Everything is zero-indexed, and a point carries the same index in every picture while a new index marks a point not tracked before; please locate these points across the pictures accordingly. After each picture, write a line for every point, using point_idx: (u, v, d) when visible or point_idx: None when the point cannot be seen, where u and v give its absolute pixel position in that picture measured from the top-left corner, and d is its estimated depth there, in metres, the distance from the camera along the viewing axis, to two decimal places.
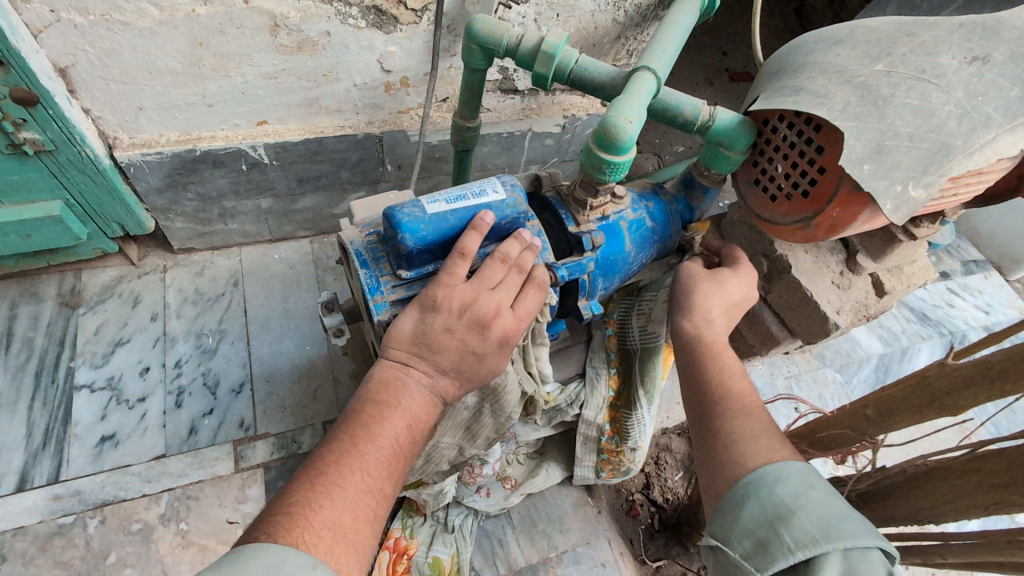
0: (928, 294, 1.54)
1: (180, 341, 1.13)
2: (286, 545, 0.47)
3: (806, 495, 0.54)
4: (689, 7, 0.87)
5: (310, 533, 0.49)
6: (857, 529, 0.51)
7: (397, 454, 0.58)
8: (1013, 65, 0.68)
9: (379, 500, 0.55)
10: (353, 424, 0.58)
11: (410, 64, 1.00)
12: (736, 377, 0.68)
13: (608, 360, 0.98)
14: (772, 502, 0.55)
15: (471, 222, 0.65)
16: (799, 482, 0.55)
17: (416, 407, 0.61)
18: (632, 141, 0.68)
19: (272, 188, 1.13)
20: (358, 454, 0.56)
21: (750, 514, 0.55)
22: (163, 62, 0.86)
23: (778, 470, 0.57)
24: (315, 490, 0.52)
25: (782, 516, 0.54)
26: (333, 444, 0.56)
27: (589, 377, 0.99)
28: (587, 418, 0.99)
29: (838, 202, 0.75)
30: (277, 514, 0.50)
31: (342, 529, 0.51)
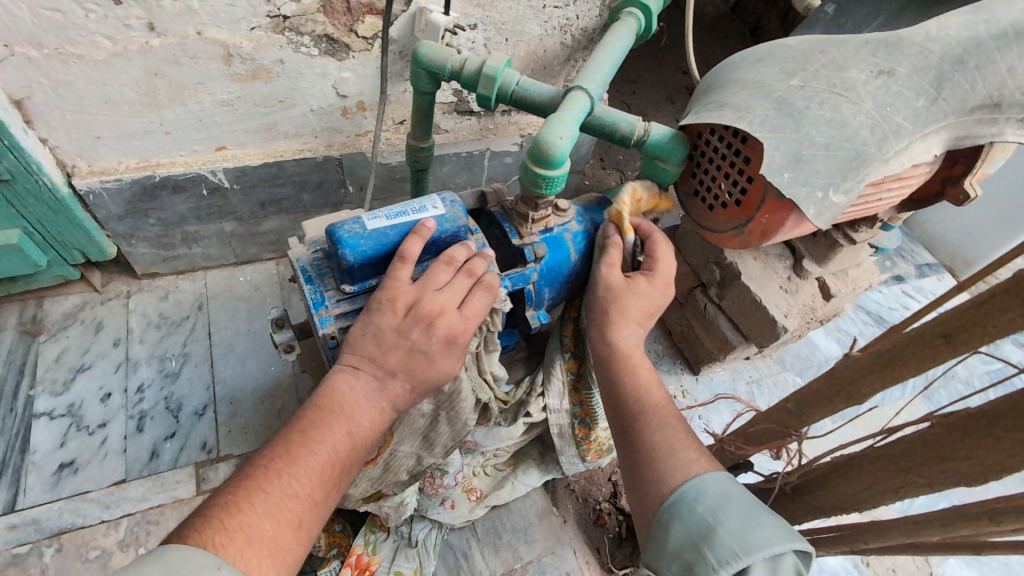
0: (884, 297, 1.59)
1: (143, 365, 1.14)
2: (194, 546, 0.48)
3: (723, 510, 0.59)
4: (624, 30, 0.92)
5: (222, 535, 0.50)
6: (772, 535, 0.57)
7: (331, 464, 0.59)
8: (916, 78, 0.73)
9: (305, 504, 0.56)
10: (287, 432, 0.60)
11: (365, 89, 1.04)
12: (651, 389, 0.73)
13: (566, 345, 0.94)
14: (695, 522, 0.59)
15: (414, 229, 0.68)
16: (716, 494, 0.61)
17: (360, 413, 0.62)
18: (564, 156, 0.71)
19: (234, 212, 1.15)
20: (289, 461, 0.57)
21: (677, 537, 0.60)
22: (119, 93, 0.89)
23: (698, 485, 0.62)
24: (237, 493, 0.54)
25: (704, 534, 0.58)
26: (270, 448, 0.58)
27: (546, 366, 0.97)
28: (553, 407, 0.99)
29: (766, 210, 0.79)
30: (201, 512, 0.52)
31: (260, 532, 0.52)
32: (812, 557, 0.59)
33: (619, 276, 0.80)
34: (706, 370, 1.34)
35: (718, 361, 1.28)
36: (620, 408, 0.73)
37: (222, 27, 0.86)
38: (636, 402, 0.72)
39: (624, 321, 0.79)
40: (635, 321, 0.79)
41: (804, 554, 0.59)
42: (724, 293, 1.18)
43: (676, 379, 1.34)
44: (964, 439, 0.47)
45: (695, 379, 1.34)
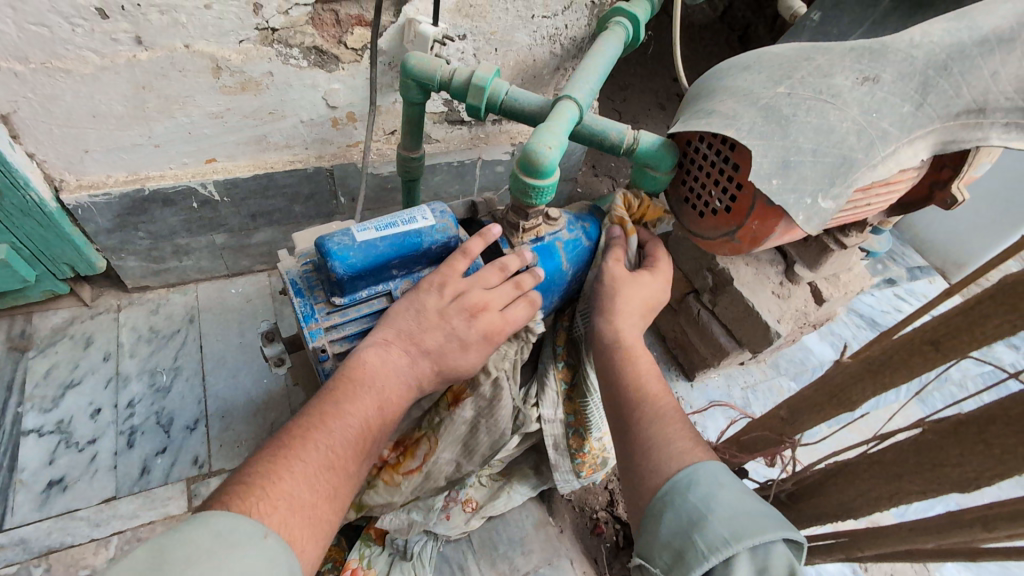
0: (876, 300, 1.60)
1: (133, 380, 1.13)
2: (241, 513, 0.48)
3: (715, 497, 0.59)
4: (613, 39, 0.93)
5: (266, 502, 0.50)
6: (763, 525, 0.55)
7: (363, 435, 0.60)
8: (901, 84, 0.74)
9: (342, 476, 0.57)
10: (321, 401, 0.59)
11: (355, 100, 1.04)
12: (649, 376, 0.74)
13: (558, 353, 0.98)
14: (687, 509, 0.59)
15: (480, 230, 0.72)
16: (708, 482, 0.60)
17: (390, 389, 0.63)
18: (554, 166, 0.71)
19: (225, 224, 1.15)
20: (324, 432, 0.57)
21: (669, 524, 0.60)
22: (107, 107, 0.88)
23: (690, 474, 0.61)
24: (276, 462, 0.54)
25: (694, 522, 0.58)
26: (302, 418, 0.58)
27: (541, 374, 1.00)
28: (547, 418, 0.99)
29: (756, 216, 0.79)
30: (236, 482, 0.52)
31: (301, 502, 0.52)
32: (804, 549, 0.57)
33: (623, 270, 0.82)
34: (701, 376, 1.34)
35: (712, 367, 1.28)
36: (620, 388, 0.74)
37: (210, 40, 0.86)
38: (638, 387, 0.72)
39: (626, 315, 0.80)
40: (637, 314, 0.80)
41: (798, 548, 0.57)
42: (717, 299, 1.18)
43: (671, 386, 1.33)
44: (956, 444, 0.47)
45: (690, 386, 1.34)
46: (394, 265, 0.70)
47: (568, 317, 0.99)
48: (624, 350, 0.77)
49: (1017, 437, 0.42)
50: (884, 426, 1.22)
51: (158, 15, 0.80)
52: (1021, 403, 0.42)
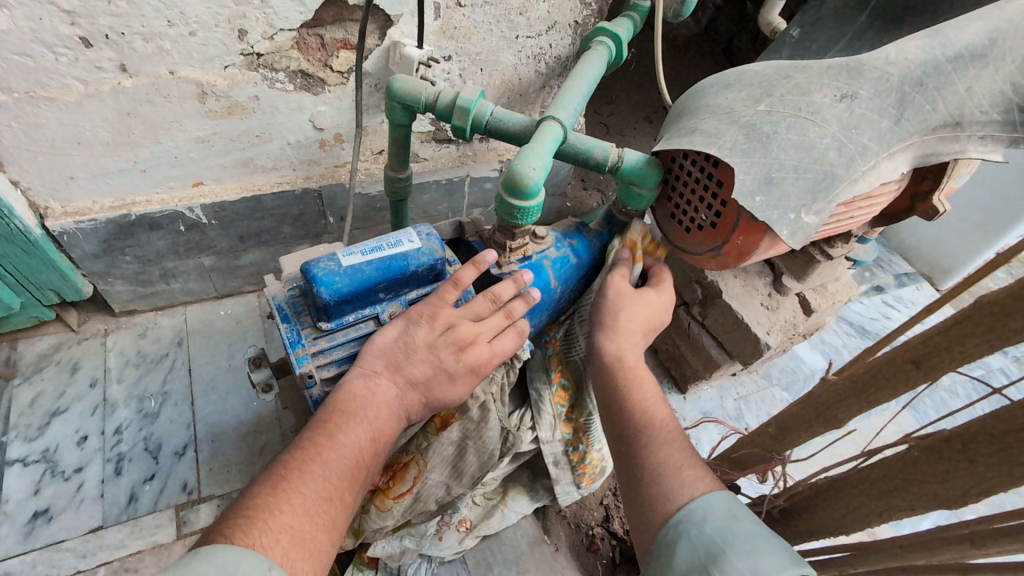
0: (865, 308, 1.61)
1: (121, 406, 1.11)
2: (243, 546, 0.47)
3: (731, 529, 0.58)
4: (595, 59, 0.94)
5: (268, 536, 0.50)
6: (782, 560, 0.55)
7: (359, 465, 0.59)
8: (878, 101, 0.75)
9: (340, 507, 0.56)
10: (315, 433, 0.59)
11: (342, 121, 1.05)
12: (650, 397, 0.74)
13: (550, 376, 1.00)
14: (702, 540, 0.58)
15: (472, 259, 0.72)
16: (725, 514, 0.59)
17: (383, 419, 0.63)
18: (539, 187, 0.72)
19: (213, 246, 1.14)
20: (321, 463, 0.57)
21: (684, 556, 0.58)
22: (92, 133, 0.88)
23: (705, 504, 0.60)
24: (275, 494, 0.53)
25: (711, 555, 0.57)
26: (297, 450, 0.58)
27: (534, 399, 1.00)
28: (546, 439, 0.99)
29: (741, 231, 0.80)
30: (235, 516, 0.51)
31: (302, 534, 0.52)
32: None
33: (627, 287, 0.83)
34: (693, 389, 1.34)
35: (704, 379, 1.28)
36: (620, 410, 0.73)
37: (195, 66, 0.86)
38: (635, 408, 0.72)
39: (627, 333, 0.80)
40: (637, 334, 0.81)
41: None
42: (707, 312, 1.18)
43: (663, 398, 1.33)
44: (942, 461, 0.47)
45: (683, 398, 1.34)
46: (380, 289, 0.70)
47: (558, 340, 1.01)
48: (621, 369, 0.76)
49: (999, 455, 0.42)
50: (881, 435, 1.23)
51: (142, 42, 0.81)
52: (1004, 421, 0.42)
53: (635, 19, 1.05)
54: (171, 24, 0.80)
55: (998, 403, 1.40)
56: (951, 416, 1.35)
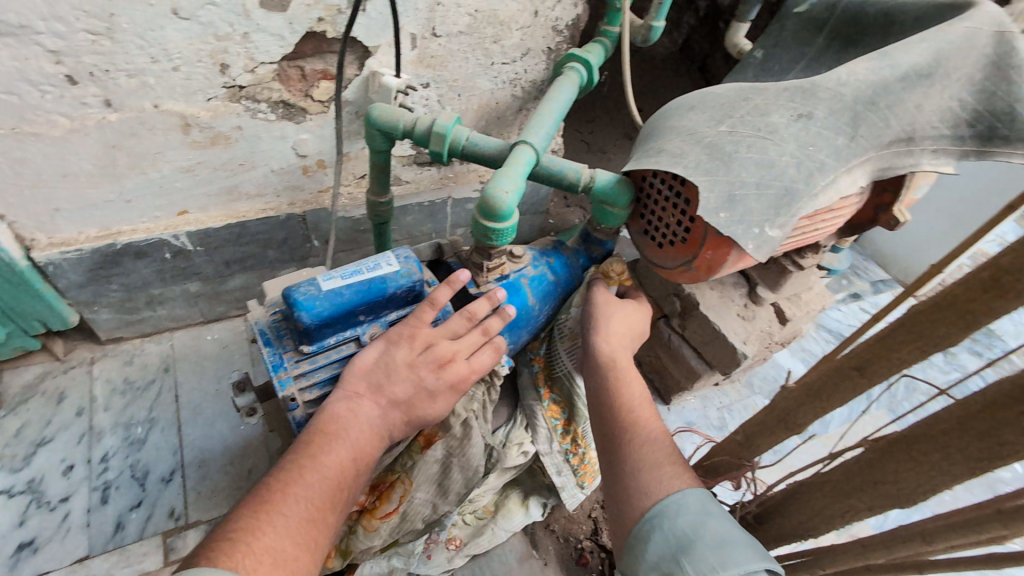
0: (843, 315, 1.65)
1: (107, 434, 1.12)
2: (226, 569, 0.49)
3: (703, 524, 0.60)
4: (566, 84, 0.98)
5: (251, 558, 0.51)
6: (749, 554, 0.57)
7: (341, 485, 0.61)
8: (833, 119, 0.79)
9: (322, 527, 0.58)
10: (297, 454, 0.60)
11: (324, 148, 1.08)
12: (641, 402, 0.75)
13: (541, 392, 1.02)
14: (675, 532, 0.60)
15: (447, 278, 0.74)
16: (697, 510, 0.61)
17: (365, 438, 0.64)
18: (512, 209, 0.74)
19: (199, 272, 1.16)
20: (303, 484, 0.58)
21: (656, 548, 0.61)
22: (77, 166, 0.90)
23: (679, 500, 0.62)
24: (259, 517, 0.55)
25: (683, 547, 0.59)
26: (280, 472, 0.59)
27: (529, 417, 1.02)
28: (543, 451, 1.01)
29: (709, 246, 0.83)
30: (219, 540, 0.52)
31: (284, 554, 0.53)
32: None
33: (613, 299, 0.87)
34: (677, 400, 1.36)
35: (687, 390, 1.31)
36: (611, 418, 0.74)
37: (178, 99, 0.89)
38: (628, 413, 0.73)
39: (618, 339, 0.83)
40: (625, 339, 0.84)
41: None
42: (686, 324, 1.21)
43: None
44: (892, 461, 0.49)
45: (667, 409, 1.36)
46: (361, 311, 0.72)
47: (541, 356, 1.05)
48: (612, 372, 0.78)
49: (940, 453, 0.45)
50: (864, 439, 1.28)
51: (126, 78, 0.83)
52: (940, 421, 0.44)
53: (606, 45, 1.09)
54: (155, 60, 0.83)
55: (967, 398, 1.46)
56: (924, 415, 1.41)
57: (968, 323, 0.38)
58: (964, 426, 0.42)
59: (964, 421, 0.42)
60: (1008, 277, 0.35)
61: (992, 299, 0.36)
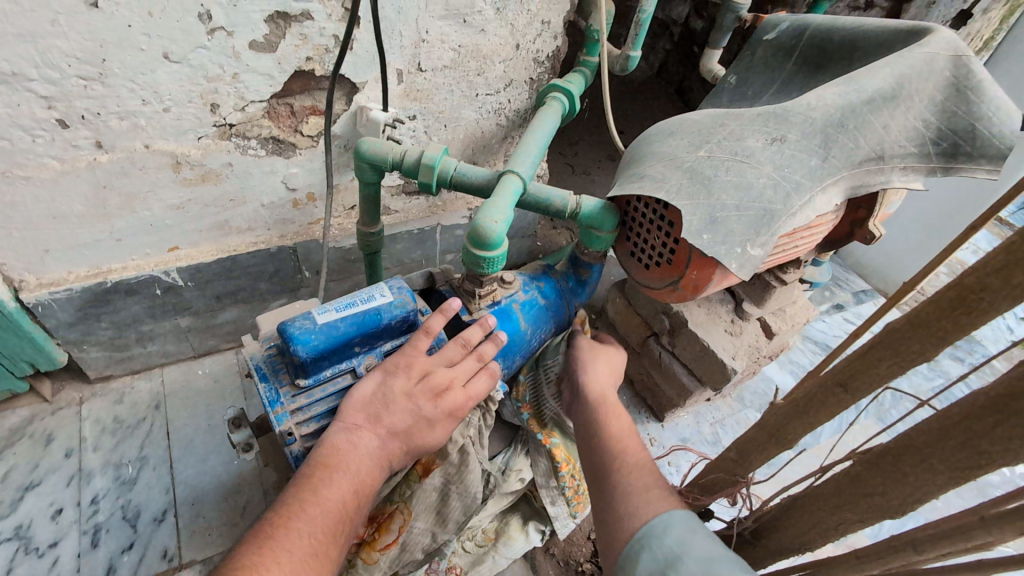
0: (828, 325, 1.69)
1: (97, 475, 1.10)
2: None
3: (689, 541, 0.60)
4: (550, 114, 1.02)
5: None
6: (736, 568, 0.57)
7: (343, 518, 0.61)
8: (805, 142, 0.82)
9: (325, 561, 0.58)
10: (298, 489, 0.60)
11: (313, 181, 1.09)
12: (625, 431, 0.77)
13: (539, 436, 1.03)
14: (662, 551, 0.61)
15: (439, 306, 0.75)
16: (683, 528, 0.62)
17: (364, 470, 0.64)
18: (501, 238, 0.76)
19: (189, 307, 1.16)
20: (304, 518, 0.58)
21: (645, 566, 0.61)
22: (67, 208, 0.91)
23: (666, 519, 0.63)
24: (262, 554, 0.54)
25: (670, 564, 0.59)
26: (280, 507, 0.59)
27: (530, 449, 1.06)
28: (542, 485, 1.04)
29: (694, 266, 0.85)
30: None
31: None
32: None
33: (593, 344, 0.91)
34: (670, 416, 1.37)
35: (679, 406, 1.32)
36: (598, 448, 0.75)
37: (169, 139, 0.90)
38: (613, 440, 0.75)
39: (601, 373, 0.85)
40: (610, 376, 0.86)
41: None
42: (676, 341, 1.23)
43: (642, 427, 1.36)
44: (880, 473, 0.50)
45: (661, 426, 1.37)
46: (356, 343, 0.73)
47: (529, 401, 1.04)
48: (597, 404, 0.81)
49: (924, 464, 0.46)
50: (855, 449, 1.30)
51: (117, 120, 0.84)
52: (921, 433, 0.46)
53: (586, 73, 1.14)
54: (146, 102, 0.84)
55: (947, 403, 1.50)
56: (912, 422, 1.43)
57: (940, 338, 0.40)
58: (944, 437, 0.44)
59: (943, 432, 0.44)
60: (974, 296, 0.37)
61: (961, 316, 0.38)
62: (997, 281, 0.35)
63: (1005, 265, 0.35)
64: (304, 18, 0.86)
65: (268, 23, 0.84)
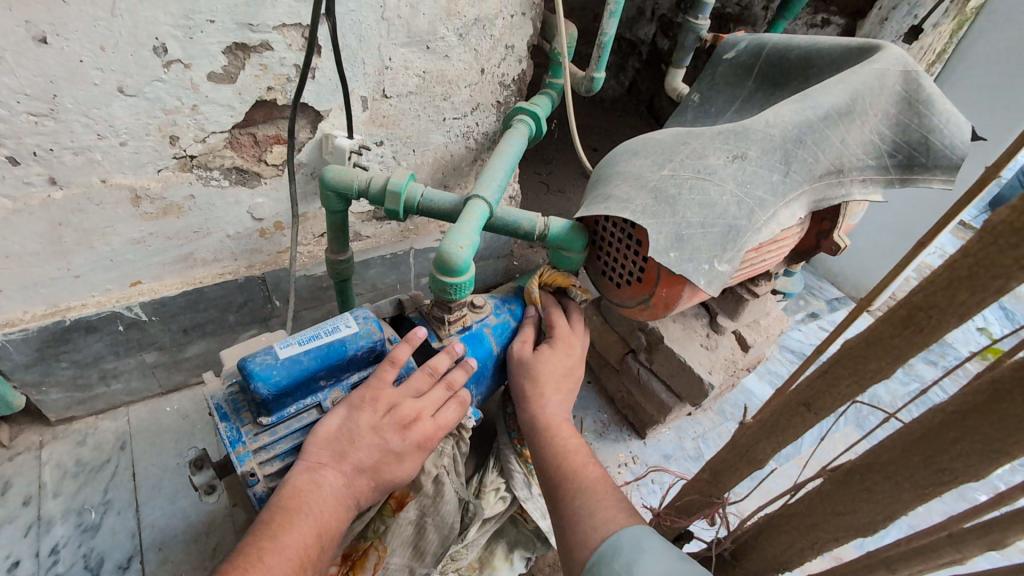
0: (804, 334, 1.71)
1: (58, 522, 1.05)
2: None
3: (637, 560, 0.58)
4: (516, 137, 1.02)
5: None
6: None
7: (304, 562, 0.58)
8: (766, 158, 0.83)
9: None
10: (257, 535, 0.58)
11: (281, 210, 1.08)
12: (578, 455, 0.75)
13: (513, 438, 1.01)
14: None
15: (405, 336, 0.74)
16: (630, 548, 0.59)
17: (327, 511, 0.61)
18: (467, 263, 0.75)
19: (155, 342, 1.13)
20: (264, 567, 0.55)
21: None
22: (21, 246, 0.88)
23: (615, 542, 0.61)
24: None
25: None
26: (238, 557, 0.56)
27: (503, 462, 1.02)
28: (524, 497, 0.99)
29: (664, 284, 0.85)
30: None
31: None
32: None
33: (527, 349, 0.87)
34: (652, 433, 1.37)
35: (660, 423, 1.31)
36: (549, 476, 0.74)
37: (127, 173, 0.89)
38: (564, 466, 0.73)
39: (546, 390, 0.83)
40: (556, 390, 0.83)
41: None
42: (653, 357, 1.23)
43: (624, 445, 1.35)
44: (849, 492, 0.50)
45: (643, 443, 1.36)
46: (321, 376, 0.71)
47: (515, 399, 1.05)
48: (545, 429, 0.79)
49: (890, 482, 0.46)
50: (834, 457, 1.31)
51: (72, 156, 0.82)
52: (886, 451, 0.46)
53: (552, 95, 1.15)
54: (101, 136, 0.83)
55: (922, 408, 1.52)
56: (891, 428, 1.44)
57: (896, 356, 0.40)
58: (907, 454, 0.44)
59: (906, 449, 0.44)
60: (923, 314, 0.37)
61: (913, 333, 0.38)
62: (944, 299, 0.36)
63: (949, 284, 0.35)
64: (263, 48, 0.86)
65: (226, 55, 0.84)
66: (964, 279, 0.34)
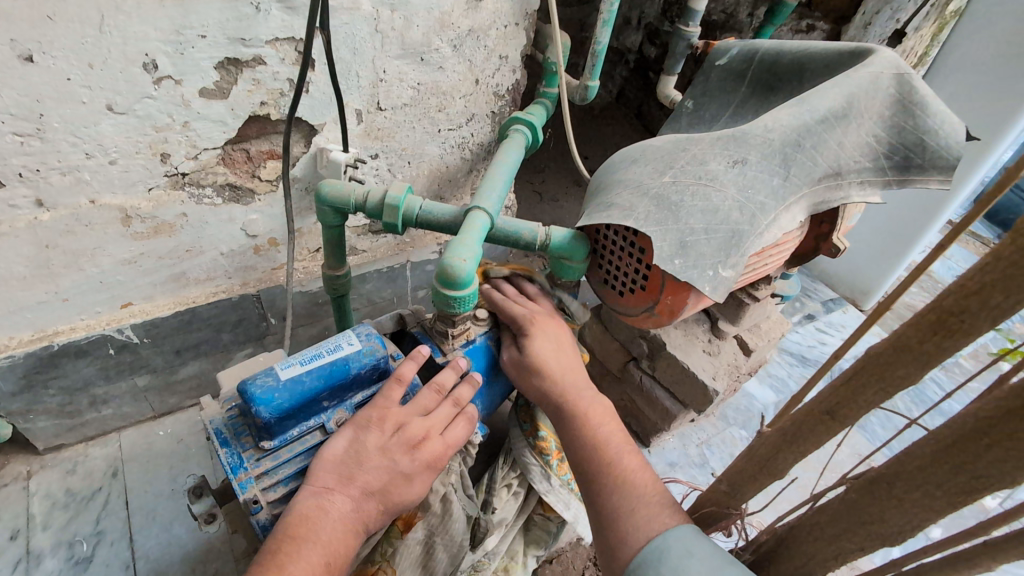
0: (802, 336, 1.72)
1: (48, 556, 1.01)
2: None
3: (686, 564, 0.56)
4: (513, 147, 1.02)
5: None
6: None
7: None
8: (766, 162, 0.83)
9: None
10: (263, 564, 0.55)
11: (274, 226, 1.06)
12: (614, 443, 0.74)
13: (527, 431, 0.99)
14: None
15: (410, 353, 0.73)
16: (680, 553, 0.58)
17: (336, 538, 0.59)
18: (471, 276, 0.74)
19: (147, 365, 1.10)
20: None
21: None
22: (6, 270, 0.85)
23: (660, 544, 0.59)
24: None
25: None
26: None
27: (517, 457, 0.99)
28: (544, 490, 0.97)
29: (668, 291, 0.84)
30: None
31: None
32: None
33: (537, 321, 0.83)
34: (657, 441, 1.35)
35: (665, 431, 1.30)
36: (590, 463, 0.73)
37: (117, 192, 0.86)
38: (607, 454, 0.72)
39: (573, 374, 0.81)
40: (578, 371, 0.81)
41: None
42: (656, 364, 1.22)
43: None
44: (875, 502, 0.49)
45: (648, 452, 1.35)
46: (324, 397, 0.69)
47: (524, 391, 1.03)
48: (581, 416, 0.76)
49: (920, 490, 0.45)
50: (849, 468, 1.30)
51: (60, 176, 0.80)
52: (915, 458, 0.45)
53: (547, 104, 1.14)
54: (90, 155, 0.80)
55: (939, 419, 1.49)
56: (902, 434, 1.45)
57: (924, 362, 0.39)
58: (939, 462, 0.43)
59: (937, 457, 0.43)
60: (954, 318, 0.36)
61: (944, 338, 0.37)
62: (975, 302, 0.35)
63: (981, 287, 0.34)
64: (255, 63, 0.84)
65: (218, 70, 0.82)
66: (1000, 282, 0.33)
